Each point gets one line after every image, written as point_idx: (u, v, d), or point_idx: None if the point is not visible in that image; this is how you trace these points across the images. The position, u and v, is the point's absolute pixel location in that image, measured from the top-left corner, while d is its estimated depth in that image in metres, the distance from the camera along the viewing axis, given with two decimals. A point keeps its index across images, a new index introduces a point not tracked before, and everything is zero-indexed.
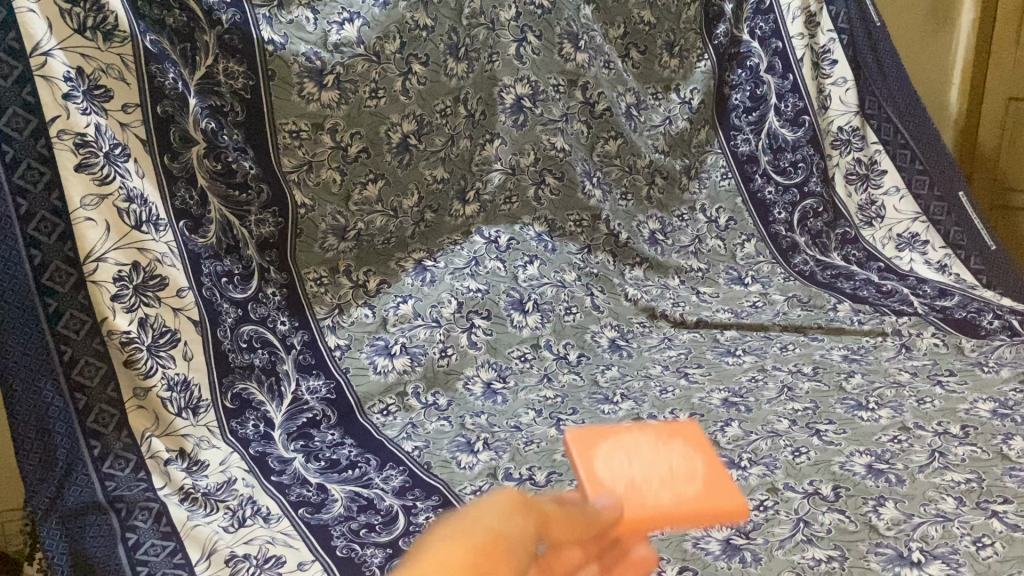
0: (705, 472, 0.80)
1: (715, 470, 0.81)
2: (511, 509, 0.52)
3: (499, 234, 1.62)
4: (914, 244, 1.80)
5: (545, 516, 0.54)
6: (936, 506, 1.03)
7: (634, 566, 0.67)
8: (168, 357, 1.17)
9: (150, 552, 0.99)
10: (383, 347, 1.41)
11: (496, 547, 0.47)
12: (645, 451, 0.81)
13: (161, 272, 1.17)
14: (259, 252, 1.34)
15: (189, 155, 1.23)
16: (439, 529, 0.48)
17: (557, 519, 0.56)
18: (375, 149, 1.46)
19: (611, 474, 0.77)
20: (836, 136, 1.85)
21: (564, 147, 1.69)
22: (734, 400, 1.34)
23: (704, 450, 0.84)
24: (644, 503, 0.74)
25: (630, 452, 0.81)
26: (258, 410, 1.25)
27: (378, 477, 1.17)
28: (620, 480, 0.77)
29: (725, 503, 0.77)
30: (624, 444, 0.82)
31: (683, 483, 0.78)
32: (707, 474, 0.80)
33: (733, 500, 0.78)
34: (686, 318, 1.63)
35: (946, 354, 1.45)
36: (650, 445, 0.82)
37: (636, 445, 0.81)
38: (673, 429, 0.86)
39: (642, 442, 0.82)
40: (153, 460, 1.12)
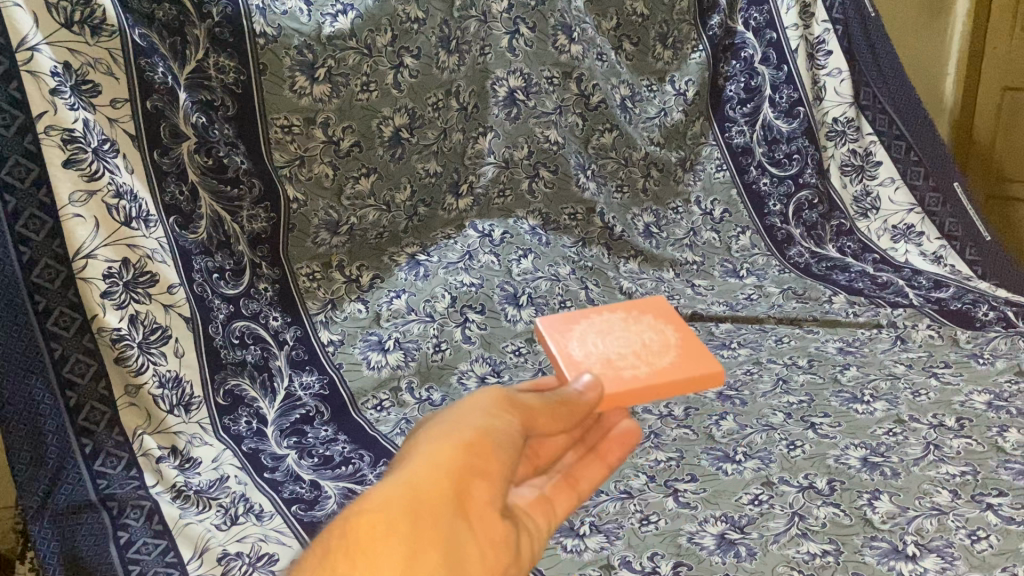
0: (673, 341, 0.93)
1: (682, 339, 0.93)
2: (494, 409, 0.69)
3: (493, 228, 1.61)
4: (910, 236, 1.79)
5: (528, 412, 0.71)
6: (931, 500, 1.03)
7: (618, 439, 0.87)
8: (159, 354, 1.16)
9: (141, 551, 0.97)
10: (376, 342, 1.40)
11: (480, 445, 0.65)
12: (615, 328, 0.95)
13: (151, 269, 1.16)
14: (251, 248, 1.33)
15: (180, 150, 1.22)
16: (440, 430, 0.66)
17: (542, 412, 0.72)
18: (368, 143, 1.45)
19: (585, 351, 0.91)
20: (831, 128, 1.84)
21: (558, 140, 1.69)
22: (729, 394, 1.33)
23: (671, 323, 0.97)
24: (618, 373, 0.88)
25: (605, 331, 0.95)
26: (250, 406, 1.24)
27: (372, 473, 1.16)
28: (595, 356, 0.91)
29: (698, 369, 0.88)
30: (599, 326, 0.96)
31: (656, 355, 0.91)
32: (677, 342, 0.93)
33: (708, 366, 0.89)
34: (681, 311, 1.62)
35: (941, 345, 1.44)
36: (621, 323, 0.96)
37: (607, 326, 0.95)
38: (642, 307, 1.00)
39: (611, 323, 0.96)
40: (145, 457, 1.11)
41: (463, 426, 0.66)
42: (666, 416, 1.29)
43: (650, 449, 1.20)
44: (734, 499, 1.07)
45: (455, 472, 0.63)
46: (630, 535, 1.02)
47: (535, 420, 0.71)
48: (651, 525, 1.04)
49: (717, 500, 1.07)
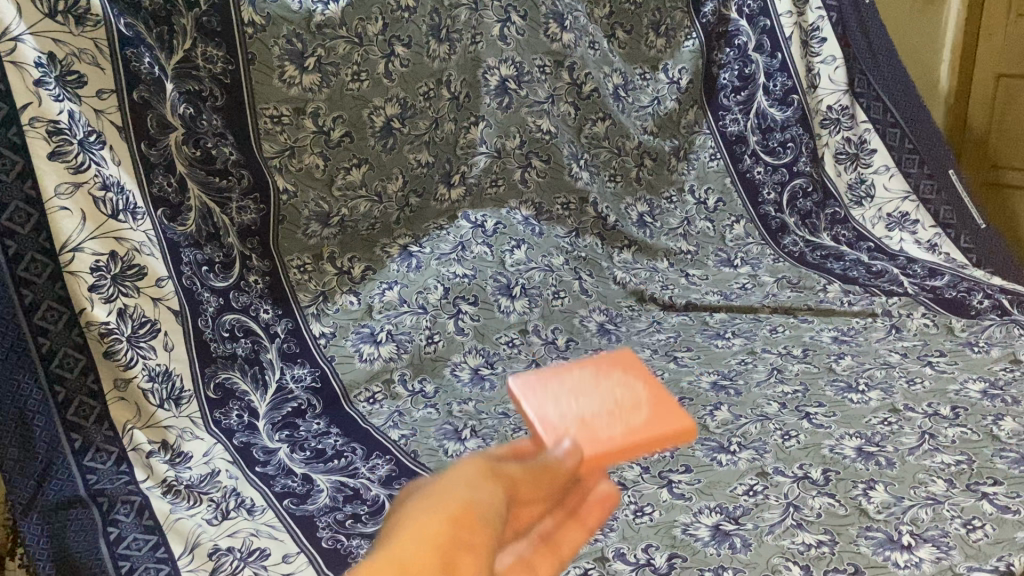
0: (650, 398, 0.76)
1: (661, 394, 0.76)
2: (476, 476, 0.53)
3: (486, 218, 1.60)
4: (905, 224, 1.77)
5: (511, 479, 0.55)
6: (926, 489, 1.02)
7: (597, 505, 0.64)
8: (149, 348, 1.15)
9: (131, 547, 0.97)
10: (368, 334, 1.39)
11: (466, 516, 0.49)
12: (587, 389, 0.76)
13: (139, 262, 1.15)
14: (241, 240, 1.31)
15: (168, 141, 1.21)
16: (415, 504, 0.50)
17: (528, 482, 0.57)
18: (359, 133, 1.44)
19: (554, 416, 0.72)
20: (825, 116, 1.82)
21: (550, 129, 1.67)
22: (723, 383, 1.33)
23: (644, 376, 0.79)
24: (599, 438, 0.69)
25: (576, 390, 0.76)
26: (241, 400, 1.23)
27: (365, 466, 1.15)
28: (568, 422, 0.71)
29: (673, 425, 0.72)
30: (565, 386, 0.77)
31: (631, 412, 0.74)
32: (653, 397, 0.76)
33: (680, 420, 0.73)
34: (675, 301, 1.62)
35: (936, 334, 1.44)
36: (592, 379, 0.78)
37: (578, 386, 0.76)
38: (612, 362, 0.82)
39: (582, 381, 0.77)
40: (135, 452, 1.10)
41: (444, 496, 0.50)
42: None
43: None
44: (729, 490, 1.07)
45: (436, 550, 0.46)
46: (624, 527, 1.01)
47: (518, 485, 0.55)
48: (646, 516, 1.03)
49: (712, 492, 1.07)
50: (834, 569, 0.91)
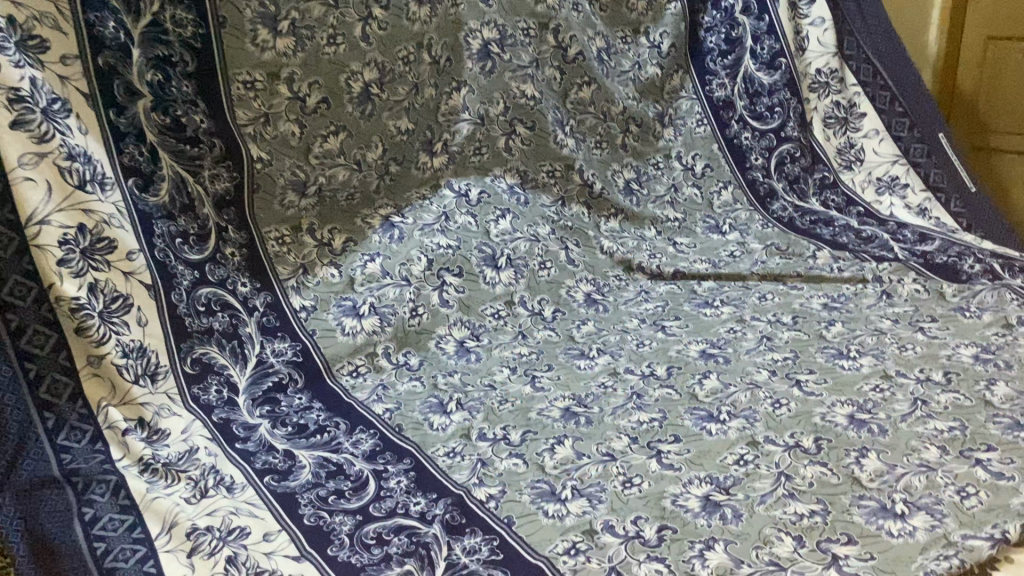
0: None
1: None
2: None
3: (470, 187, 1.55)
4: (895, 187, 1.76)
5: None
6: (919, 456, 1.01)
7: None
8: (122, 323, 1.11)
9: (107, 527, 0.94)
10: (351, 307, 1.36)
11: None
12: None
13: (108, 234, 1.11)
14: (216, 211, 1.27)
15: (136, 109, 1.16)
16: None
17: None
18: (336, 99, 1.39)
19: None
20: (814, 79, 1.80)
21: (535, 95, 1.63)
22: (712, 352, 1.31)
23: None
24: None
25: None
26: (220, 375, 1.20)
27: (348, 441, 1.13)
28: None
29: None
30: None
31: None
32: None
33: None
34: (663, 270, 1.60)
35: (927, 300, 1.42)
36: None
37: None
38: None
39: None
40: (111, 430, 1.06)
41: None
42: (649, 375, 1.26)
43: (633, 410, 1.17)
44: (719, 460, 1.05)
45: None
46: (613, 498, 0.99)
47: None
48: (634, 488, 1.01)
49: (702, 462, 1.05)
50: (827, 539, 0.89)
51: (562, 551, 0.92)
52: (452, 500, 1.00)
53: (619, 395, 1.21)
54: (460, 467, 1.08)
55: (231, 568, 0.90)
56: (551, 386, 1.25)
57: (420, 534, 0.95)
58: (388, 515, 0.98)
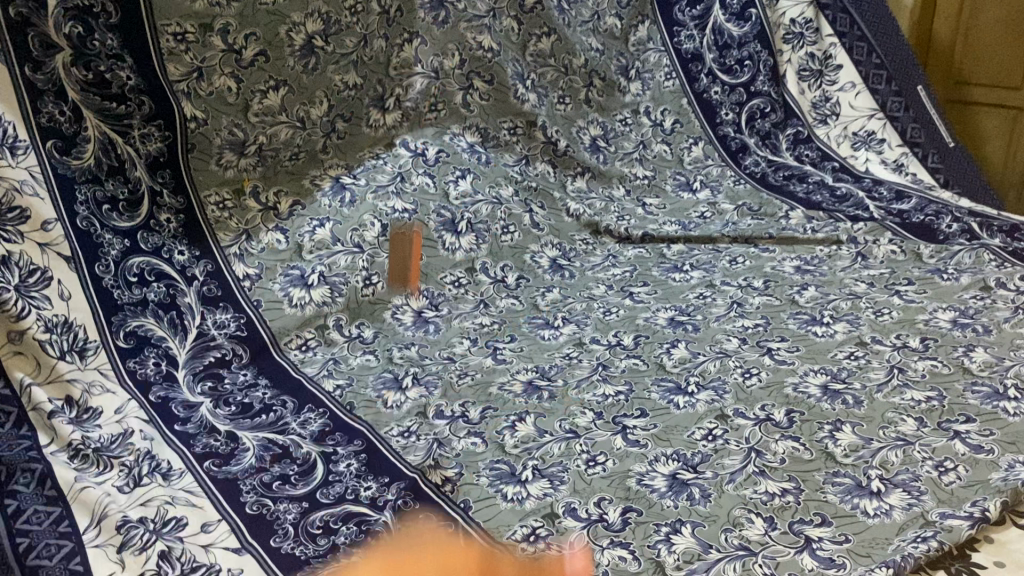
0: None
1: None
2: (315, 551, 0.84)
3: (427, 146, 1.46)
4: (871, 143, 1.70)
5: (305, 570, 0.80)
6: (896, 429, 0.96)
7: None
8: (42, 298, 1.04)
9: (31, 521, 0.85)
10: (298, 276, 1.27)
11: None
12: None
13: (22, 202, 1.04)
14: (150, 174, 1.20)
15: (53, 63, 1.08)
16: None
17: None
18: (275, 52, 1.30)
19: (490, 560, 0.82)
20: (788, 30, 1.72)
21: (492, 47, 1.55)
22: (681, 319, 1.25)
23: None
24: None
25: None
26: (158, 347, 1.12)
27: (296, 421, 1.06)
28: None
29: None
30: None
31: None
32: None
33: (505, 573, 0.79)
34: (631, 233, 1.53)
35: (903, 262, 1.37)
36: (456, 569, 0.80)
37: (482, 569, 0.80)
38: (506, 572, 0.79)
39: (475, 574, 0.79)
40: (35, 412, 0.97)
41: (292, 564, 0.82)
42: (615, 345, 1.20)
43: (598, 383, 1.11)
44: (686, 435, 0.99)
45: None
46: (576, 479, 0.94)
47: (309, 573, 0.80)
48: (598, 467, 0.95)
49: (669, 438, 0.99)
50: (799, 521, 0.84)
51: (521, 538, 0.86)
52: (405, 484, 0.94)
53: (583, 367, 1.15)
54: (415, 447, 1.01)
55: (164, 565, 0.82)
56: (513, 357, 1.19)
57: (370, 522, 0.89)
58: (336, 502, 0.92)
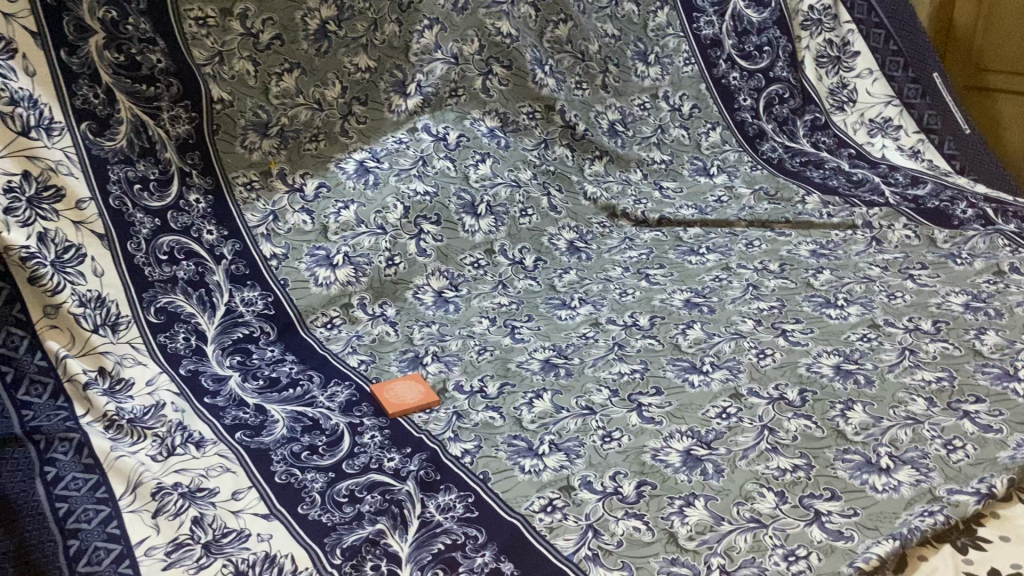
0: None
1: None
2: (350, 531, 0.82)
3: (448, 131, 1.48)
4: (887, 129, 1.71)
5: None
6: (906, 409, 0.98)
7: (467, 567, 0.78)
8: (77, 273, 1.08)
9: (70, 487, 0.89)
10: (324, 257, 1.30)
11: None
12: None
13: (57, 182, 1.08)
14: (179, 155, 1.24)
15: (87, 47, 1.13)
16: None
17: None
18: (290, 36, 1.34)
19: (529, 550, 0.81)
20: (806, 17, 1.74)
21: (511, 33, 1.56)
22: (697, 301, 1.27)
23: None
24: None
25: None
26: (187, 323, 1.16)
27: (322, 395, 1.09)
28: None
29: None
30: None
31: None
32: None
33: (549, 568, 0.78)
34: (648, 216, 1.55)
35: (918, 246, 1.38)
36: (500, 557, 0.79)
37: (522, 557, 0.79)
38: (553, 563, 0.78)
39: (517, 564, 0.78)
40: (71, 383, 1.01)
41: None
42: (631, 326, 1.23)
43: (614, 361, 1.14)
44: (701, 412, 1.02)
45: None
46: (591, 453, 0.97)
47: None
48: (613, 442, 0.98)
49: (684, 415, 1.02)
50: (809, 495, 0.87)
51: (539, 508, 0.89)
52: (427, 456, 0.97)
53: (599, 346, 1.18)
54: (436, 420, 1.05)
55: (196, 530, 0.86)
56: (531, 337, 1.22)
57: (394, 491, 0.92)
58: (361, 471, 0.95)
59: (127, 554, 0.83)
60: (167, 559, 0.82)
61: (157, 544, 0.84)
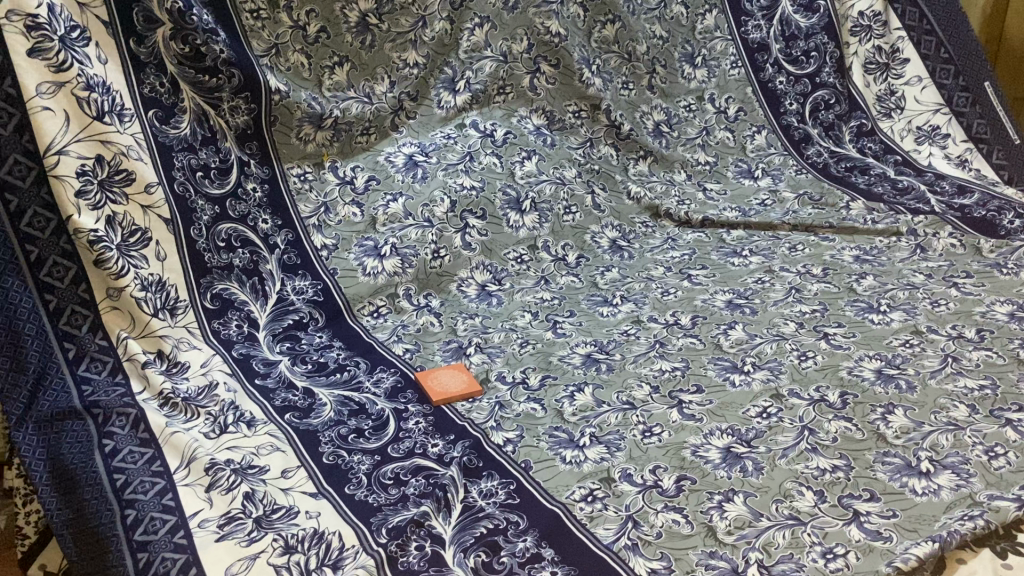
0: None
1: None
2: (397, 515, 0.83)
3: (496, 127, 1.50)
4: (935, 137, 1.70)
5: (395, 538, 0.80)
6: (948, 414, 0.99)
7: None
8: (140, 257, 1.11)
9: (127, 459, 0.93)
10: (372, 247, 1.33)
11: None
12: None
13: (127, 166, 1.11)
14: (238, 145, 1.28)
15: (155, 37, 1.16)
16: None
17: None
18: (334, 28, 1.38)
19: None
20: (856, 22, 1.71)
21: (560, 32, 1.56)
22: (739, 302, 1.28)
23: None
24: None
25: None
26: (241, 310, 1.20)
27: (368, 380, 1.12)
28: None
29: None
30: None
31: None
32: None
33: None
34: (691, 217, 1.56)
35: (962, 255, 1.38)
36: None
37: None
38: None
39: None
40: (130, 362, 1.06)
41: None
42: (673, 324, 1.24)
43: (655, 358, 1.15)
44: (742, 411, 1.03)
45: None
46: (631, 447, 0.98)
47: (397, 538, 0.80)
48: (654, 437, 1.00)
49: (724, 413, 1.03)
50: (848, 495, 0.88)
51: (579, 498, 0.91)
52: (470, 443, 1.00)
53: (641, 343, 1.20)
54: (479, 408, 1.07)
55: (248, 505, 0.89)
56: (573, 332, 1.24)
57: (437, 475, 0.94)
58: (406, 455, 0.98)
59: (182, 525, 0.86)
60: (219, 532, 0.86)
61: (210, 517, 0.88)
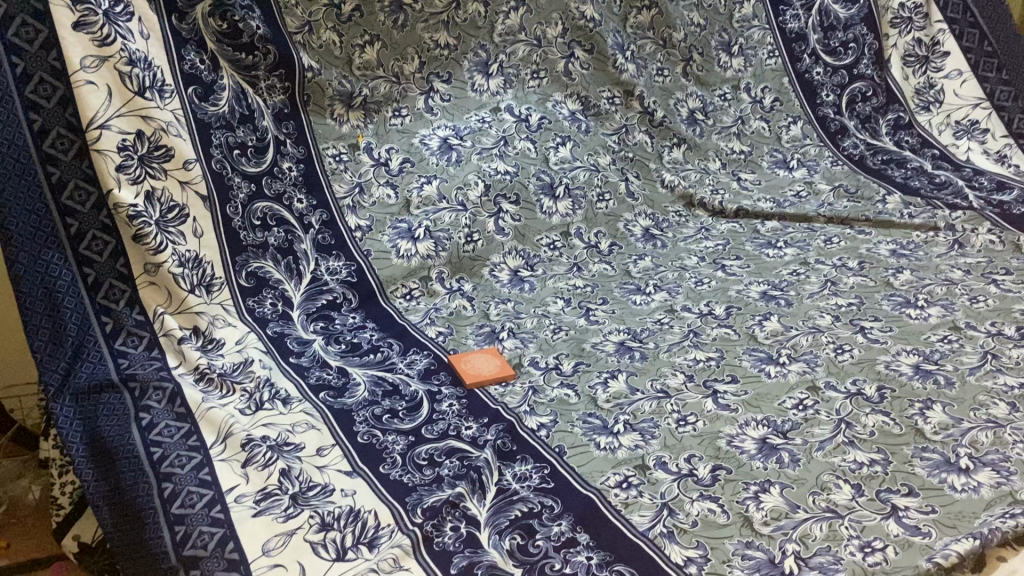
0: None
1: None
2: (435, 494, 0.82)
3: (530, 112, 1.49)
4: (973, 132, 1.67)
5: None
6: (987, 412, 0.97)
7: None
8: (178, 233, 1.12)
9: (164, 433, 0.94)
10: (406, 229, 1.33)
11: None
12: None
13: (167, 143, 1.11)
14: (275, 124, 1.28)
15: (195, 14, 1.17)
16: None
17: None
18: (368, 6, 1.37)
19: None
20: (896, 14, 1.70)
21: (595, 17, 1.55)
22: (774, 294, 1.27)
23: None
24: None
25: None
26: (275, 289, 1.21)
27: (402, 361, 1.13)
28: None
29: None
30: None
31: None
32: None
33: None
34: (725, 207, 1.56)
35: (1002, 252, 1.36)
36: None
37: None
38: None
39: None
40: (167, 337, 1.06)
41: None
42: (707, 314, 1.23)
43: (689, 348, 1.15)
44: (778, 403, 1.02)
45: None
46: (667, 436, 0.98)
47: None
48: (689, 426, 0.99)
49: (760, 404, 1.02)
50: (887, 489, 0.87)
51: (614, 484, 0.91)
52: (504, 426, 1.00)
53: (675, 333, 1.19)
54: (512, 393, 1.07)
55: (284, 481, 0.90)
56: (606, 319, 1.24)
57: (471, 457, 0.94)
58: (440, 437, 0.98)
59: (219, 499, 0.87)
60: (255, 507, 0.86)
61: (246, 492, 0.88)
